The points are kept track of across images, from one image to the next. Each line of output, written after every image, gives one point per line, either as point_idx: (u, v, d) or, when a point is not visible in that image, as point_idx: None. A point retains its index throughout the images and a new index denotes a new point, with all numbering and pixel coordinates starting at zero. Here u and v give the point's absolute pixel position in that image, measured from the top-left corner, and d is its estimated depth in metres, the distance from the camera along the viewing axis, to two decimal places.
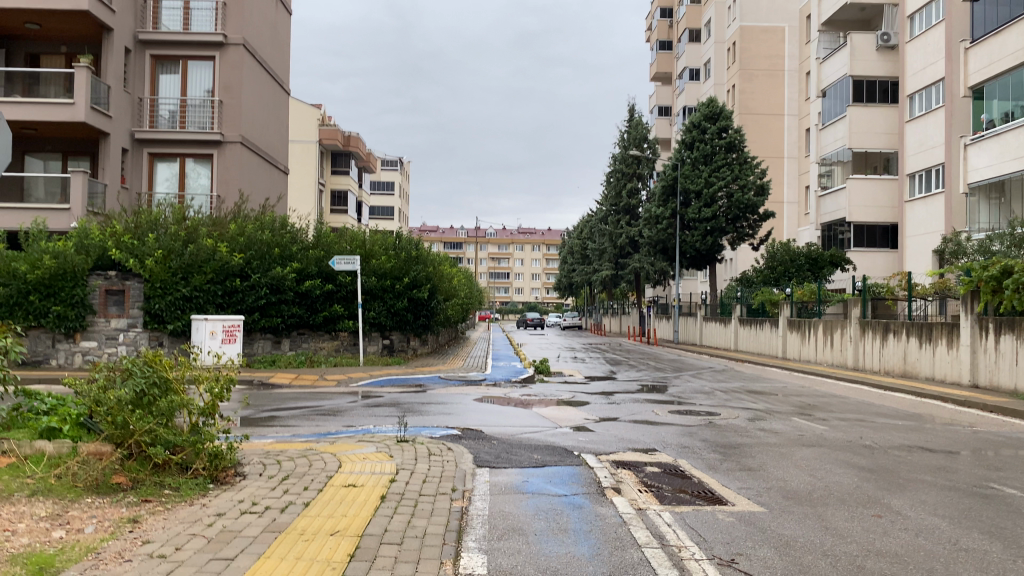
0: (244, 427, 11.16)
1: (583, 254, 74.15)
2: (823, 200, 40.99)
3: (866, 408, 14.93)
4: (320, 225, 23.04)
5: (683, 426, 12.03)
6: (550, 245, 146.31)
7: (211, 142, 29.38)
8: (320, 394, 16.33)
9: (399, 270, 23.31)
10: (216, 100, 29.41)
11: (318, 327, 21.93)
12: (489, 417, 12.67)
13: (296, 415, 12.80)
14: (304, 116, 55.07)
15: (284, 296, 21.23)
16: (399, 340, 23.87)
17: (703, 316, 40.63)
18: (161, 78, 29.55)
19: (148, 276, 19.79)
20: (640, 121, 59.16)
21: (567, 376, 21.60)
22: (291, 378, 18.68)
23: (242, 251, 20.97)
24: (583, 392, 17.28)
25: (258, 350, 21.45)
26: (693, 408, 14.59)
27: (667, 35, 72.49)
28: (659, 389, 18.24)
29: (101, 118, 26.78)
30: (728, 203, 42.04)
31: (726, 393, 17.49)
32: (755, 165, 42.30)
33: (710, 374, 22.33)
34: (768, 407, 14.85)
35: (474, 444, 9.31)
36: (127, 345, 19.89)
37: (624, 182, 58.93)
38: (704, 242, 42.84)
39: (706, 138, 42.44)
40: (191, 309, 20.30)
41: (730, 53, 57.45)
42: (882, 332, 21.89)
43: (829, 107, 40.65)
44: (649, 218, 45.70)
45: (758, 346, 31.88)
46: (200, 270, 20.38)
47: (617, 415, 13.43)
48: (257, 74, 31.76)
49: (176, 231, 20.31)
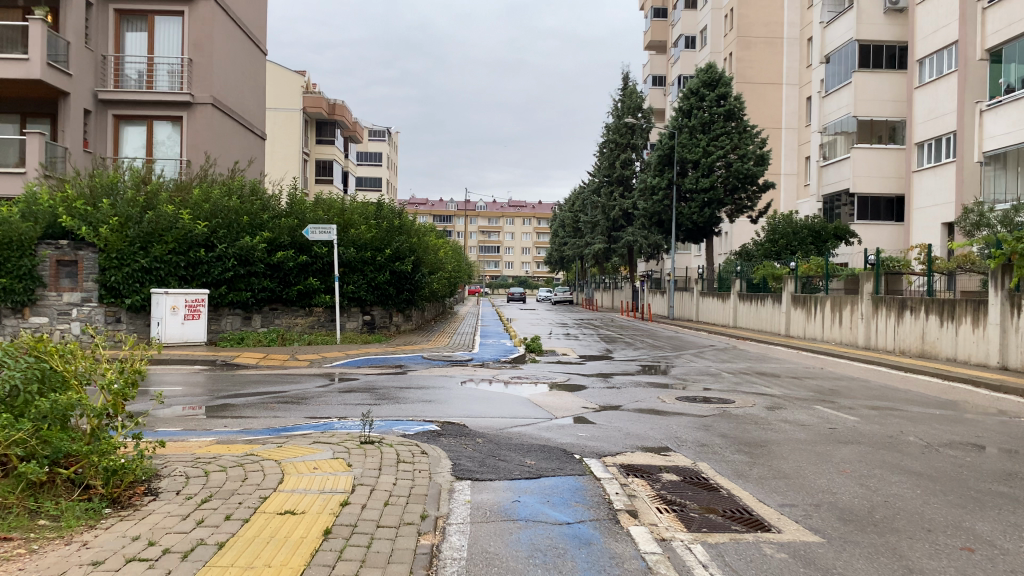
0: (182, 422, 9.53)
1: (574, 227, 72.43)
2: (825, 171, 39.46)
3: (892, 394, 13.46)
4: (295, 191, 21.44)
5: (696, 417, 10.54)
6: (541, 219, 144.55)
7: (181, 104, 27.49)
8: (288, 377, 14.80)
9: (380, 241, 21.87)
10: (186, 59, 27.47)
11: (293, 302, 20.47)
12: (473, 406, 11.14)
13: (255, 404, 11.24)
14: (288, 83, 52.96)
15: (253, 268, 19.70)
16: (381, 316, 22.51)
17: (700, 291, 39.23)
18: (127, 36, 27.61)
19: (103, 246, 18.11)
20: (634, 89, 57.33)
21: (561, 355, 20.13)
22: (259, 358, 17.08)
23: (207, 220, 19.26)
24: (579, 374, 15.81)
25: (227, 327, 19.83)
26: (702, 393, 13.12)
27: (662, 2, 70.43)
28: (660, 371, 16.76)
29: (59, 76, 24.89)
30: (727, 173, 40.43)
31: (734, 375, 16.00)
32: (755, 135, 40.62)
33: (713, 354, 20.89)
34: (785, 393, 13.37)
35: (454, 445, 7.77)
36: (81, 321, 18.28)
37: (617, 153, 57.47)
38: (701, 214, 41.38)
39: (704, 106, 40.58)
40: (151, 283, 18.61)
41: (727, 20, 55.60)
42: (897, 310, 20.47)
43: (832, 74, 39.03)
44: (644, 189, 44.14)
45: (759, 323, 30.52)
46: (159, 239, 18.66)
47: (619, 402, 11.93)
48: (230, 31, 29.80)
49: (134, 197, 18.57)
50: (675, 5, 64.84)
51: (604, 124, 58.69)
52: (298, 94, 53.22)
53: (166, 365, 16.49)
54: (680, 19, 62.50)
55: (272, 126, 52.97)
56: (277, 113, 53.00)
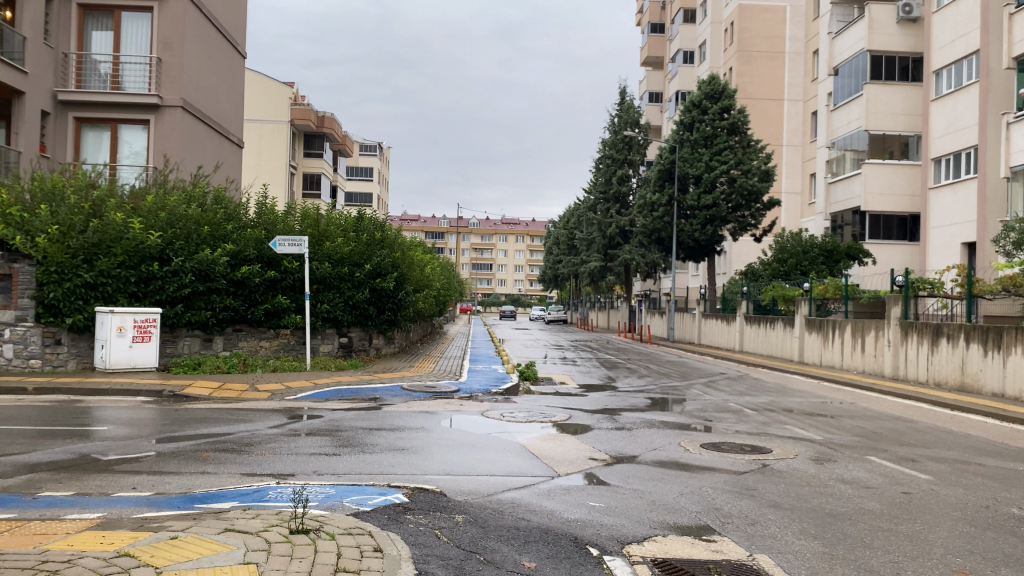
0: (77, 484, 7.35)
1: (569, 244, 70.61)
2: (833, 188, 37.65)
3: (948, 440, 11.42)
4: (265, 201, 19.45)
5: (732, 478, 8.49)
6: (534, 237, 142.99)
7: (148, 106, 25.41)
8: (243, 413, 12.66)
9: (359, 256, 19.90)
10: (154, 58, 25.41)
11: (260, 323, 18.46)
12: (455, 458, 9.06)
13: (185, 453, 9.07)
14: (276, 95, 50.98)
15: (215, 284, 17.64)
16: (359, 339, 20.47)
17: (702, 312, 37.25)
18: (92, 33, 25.59)
19: (41, 258, 15.92)
20: (632, 103, 55.86)
21: (558, 384, 18.07)
22: (214, 389, 14.90)
23: (161, 230, 17.16)
24: (580, 409, 13.72)
25: (184, 350, 17.73)
26: (729, 438, 11.05)
27: (659, 17, 69.14)
28: (671, 406, 14.70)
29: (12, 73, 22.76)
30: (730, 189, 38.55)
31: (757, 413, 13.94)
32: (759, 149, 38.84)
33: (726, 384, 18.85)
34: (826, 438, 11.28)
35: (424, 532, 5.64)
36: (15, 344, 15.90)
37: (614, 169, 55.81)
38: (703, 232, 39.37)
39: (706, 118, 38.87)
40: (96, 300, 16.48)
41: (727, 35, 54.14)
42: (931, 337, 18.48)
43: (840, 87, 37.41)
44: (643, 205, 42.23)
45: (769, 348, 28.55)
46: (107, 251, 16.57)
47: (634, 451, 9.82)
48: (205, 31, 27.84)
49: (77, 203, 16.41)
50: (674, 20, 63.41)
51: (600, 140, 57.12)
52: (286, 106, 51.24)
53: (103, 397, 14.28)
54: (678, 33, 61.07)
55: (257, 139, 50.88)
56: (264, 126, 50.91)
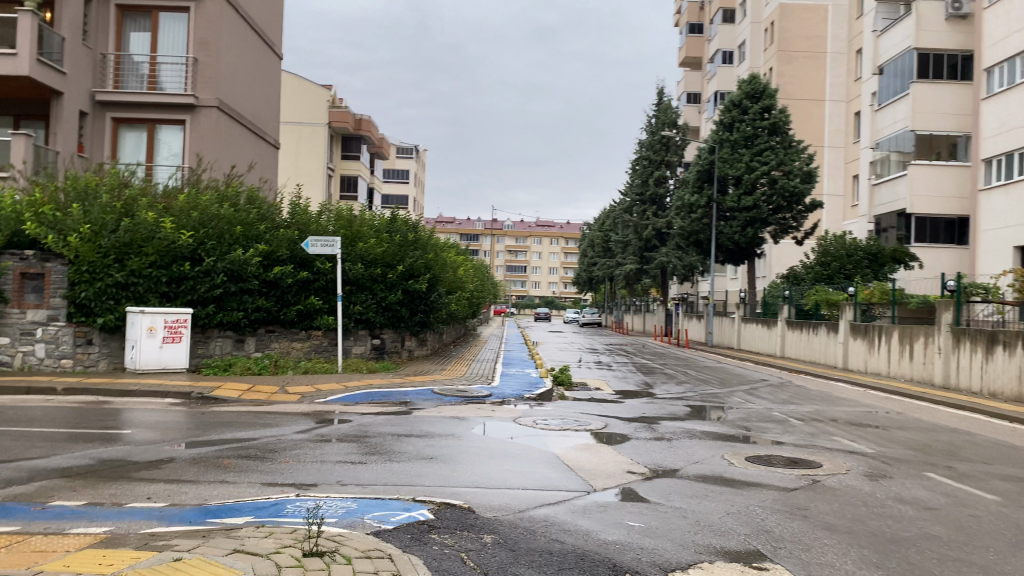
0: (91, 493, 7.04)
1: (604, 247, 69.91)
2: (877, 189, 36.61)
3: (1012, 456, 10.70)
4: (298, 201, 19.23)
5: (780, 496, 7.94)
6: (569, 239, 142.41)
7: (184, 106, 25.39)
8: (271, 417, 12.37)
9: (391, 257, 19.62)
10: (190, 58, 25.38)
11: (292, 324, 18.25)
12: (485, 469, 8.62)
13: (207, 459, 8.76)
14: (314, 98, 51.17)
15: (247, 284, 17.45)
16: (391, 341, 20.17)
17: (742, 317, 36.43)
18: (130, 34, 25.69)
19: (73, 257, 15.84)
20: (670, 103, 55.36)
21: (594, 390, 17.57)
22: (243, 391, 14.65)
23: (193, 229, 16.99)
24: (617, 417, 13.21)
25: (216, 351, 17.53)
26: (775, 451, 10.47)
27: (697, 17, 68.21)
28: (712, 415, 14.12)
29: (51, 73, 22.88)
30: (771, 190, 37.66)
31: (803, 423, 13.30)
32: (802, 150, 37.90)
33: (769, 392, 18.19)
34: (880, 452, 10.63)
35: (450, 556, 5.19)
36: (47, 343, 15.84)
37: (651, 170, 55.16)
38: (743, 234, 38.52)
39: (747, 118, 38.05)
40: (128, 300, 16.35)
41: (768, 34, 53.10)
42: (986, 344, 17.61)
43: (886, 86, 36.35)
44: (682, 207, 41.48)
45: (811, 354, 27.73)
46: (138, 251, 16.42)
47: (675, 465, 9.30)
48: (241, 31, 27.80)
49: (110, 202, 16.29)
50: (712, 20, 62.44)
51: (637, 141, 56.46)
52: (323, 108, 51.39)
53: (132, 398, 14.10)
54: (716, 33, 60.14)
55: (294, 140, 51.02)
56: (301, 128, 51.08)
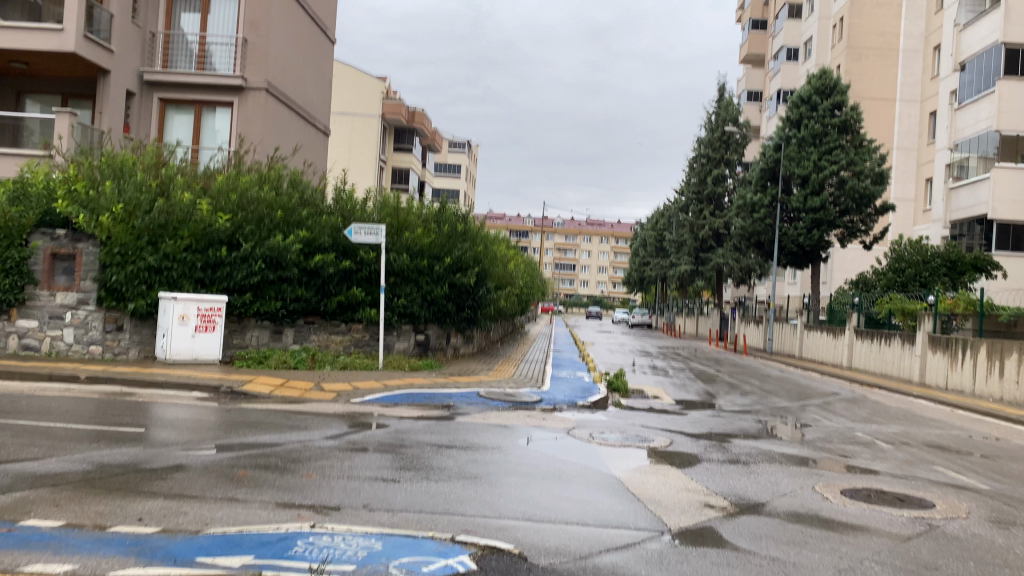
0: (74, 511, 5.97)
1: (658, 246, 68.19)
2: (955, 193, 34.34)
3: None
4: (342, 186, 18.21)
5: (897, 546, 6.51)
6: (619, 238, 140.40)
7: (232, 87, 24.62)
8: (301, 418, 11.31)
9: (439, 248, 18.48)
10: (239, 38, 24.59)
11: (332, 316, 17.24)
12: (537, 495, 7.38)
13: (220, 469, 7.67)
14: (367, 88, 50.52)
15: (286, 272, 16.50)
16: (436, 337, 18.97)
17: (806, 324, 34.55)
18: (180, 14, 25.04)
19: (105, 238, 15.01)
20: (731, 100, 53.51)
21: (652, 399, 16.20)
22: (275, 387, 13.61)
23: (231, 213, 16.07)
24: (683, 432, 11.86)
25: (252, 342, 16.64)
26: (872, 484, 9.00)
27: (761, 13, 65.99)
28: (789, 435, 12.63)
29: (98, 50, 22.30)
30: (840, 191, 35.65)
31: (894, 448, 11.74)
32: (874, 149, 35.82)
33: (845, 409, 16.57)
34: (997, 490, 9.06)
35: None
36: (76, 328, 15.14)
37: (710, 168, 53.44)
38: (809, 237, 36.55)
39: (816, 114, 36.11)
40: (160, 285, 15.50)
41: (837, 29, 50.76)
42: None
43: (968, 83, 34.09)
44: (743, 206, 39.70)
45: (883, 367, 25.91)
46: (173, 234, 15.53)
47: (762, 498, 7.94)
48: (292, 12, 26.93)
49: (145, 182, 15.40)
50: (777, 15, 60.17)
51: (696, 137, 54.70)
52: (377, 99, 50.67)
53: (159, 390, 13.20)
54: (781, 28, 57.90)
55: (347, 131, 50.38)
56: (354, 118, 50.43)
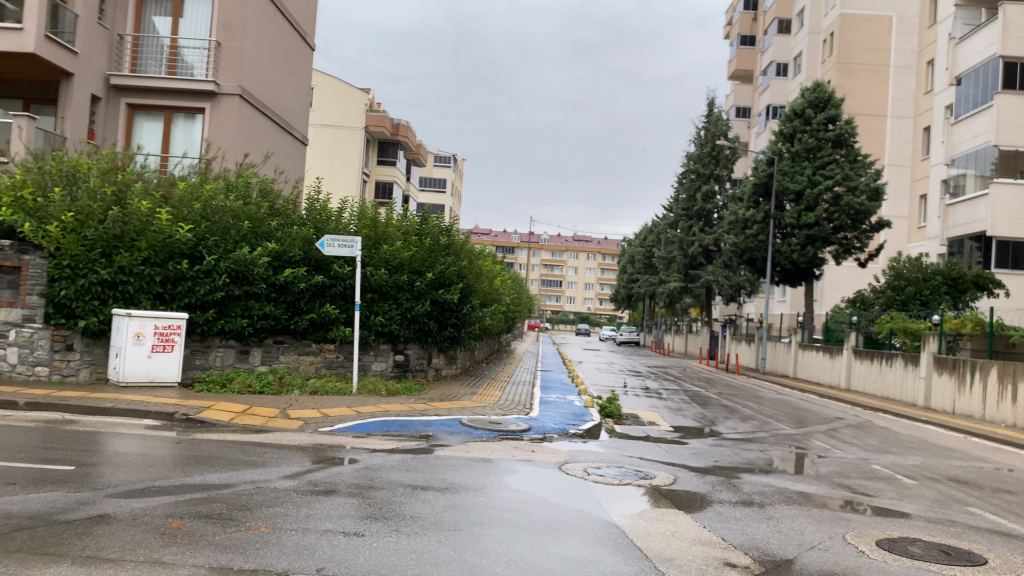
0: None
1: (646, 263, 67.27)
2: (952, 210, 33.53)
3: None
4: (317, 195, 17.03)
5: None
6: (606, 255, 139.57)
7: (204, 93, 23.41)
8: (261, 451, 10.05)
9: (420, 263, 17.41)
10: (214, 41, 23.45)
11: (303, 334, 16.05)
12: (525, 552, 6.20)
13: (149, 521, 6.44)
14: (352, 101, 49.35)
15: (253, 288, 15.29)
16: (416, 357, 17.85)
17: (800, 342, 33.56)
18: (150, 17, 23.93)
19: (53, 249, 13.76)
20: (720, 115, 52.89)
21: (647, 425, 15.02)
22: (235, 414, 12.34)
23: (194, 223, 14.81)
24: (683, 467, 10.69)
25: (216, 363, 15.38)
26: (908, 531, 7.85)
27: (750, 29, 65.52)
28: (801, 469, 11.48)
29: (61, 52, 21.06)
30: (835, 207, 34.78)
31: (918, 484, 10.61)
32: (869, 164, 34.99)
33: (854, 436, 15.45)
34: None
35: None
36: (21, 347, 13.81)
37: (699, 184, 52.65)
38: (802, 253, 35.68)
39: (810, 129, 35.33)
40: (115, 302, 14.28)
41: (826, 45, 50.19)
42: None
43: (964, 98, 33.43)
44: (735, 222, 38.82)
45: (884, 389, 24.92)
46: (129, 245, 14.32)
47: (788, 552, 6.80)
48: (270, 17, 25.83)
49: (98, 188, 14.14)
50: (766, 31, 59.68)
51: (685, 153, 53.98)
52: (362, 112, 49.50)
53: (106, 417, 11.90)
54: (770, 44, 57.36)
55: (331, 144, 49.14)
56: (338, 132, 49.26)
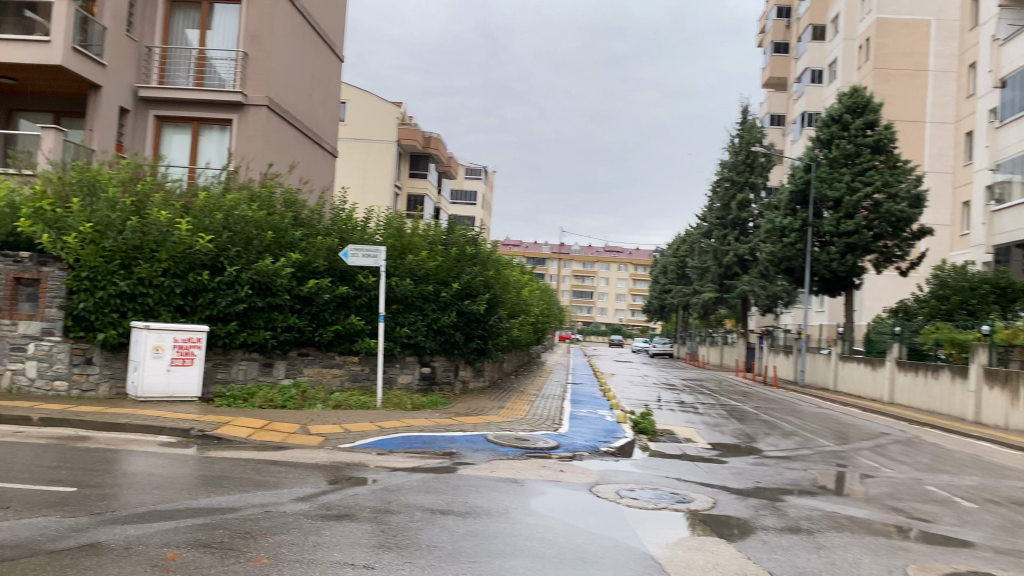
0: None
1: (679, 273, 66.30)
2: (997, 217, 32.30)
3: None
4: (342, 205, 16.65)
5: None
6: (638, 265, 138.36)
7: (231, 104, 23.23)
8: (276, 469, 9.59)
9: (446, 273, 16.95)
10: (240, 52, 23.25)
11: (327, 347, 15.66)
12: None
13: (146, 551, 5.96)
14: (383, 114, 49.22)
15: (276, 299, 14.92)
16: (443, 370, 17.36)
17: (840, 354, 32.53)
18: (179, 28, 23.84)
19: (73, 261, 13.52)
20: (754, 122, 51.96)
21: (683, 442, 14.31)
22: (254, 430, 11.91)
23: (215, 233, 14.46)
24: (721, 488, 10.02)
25: (238, 376, 14.99)
26: (976, 564, 7.12)
27: (783, 36, 64.45)
28: (849, 490, 10.72)
29: (88, 64, 21.00)
30: (875, 215, 33.75)
31: (980, 508, 9.81)
32: (911, 170, 33.92)
33: (904, 454, 14.61)
34: None
35: None
36: (40, 362, 13.55)
37: (733, 192, 51.70)
38: (842, 262, 34.64)
39: (848, 134, 34.37)
40: (134, 314, 13.99)
41: (862, 51, 49.07)
42: None
43: (1008, 101, 32.28)
44: (771, 231, 37.89)
45: (931, 403, 23.87)
46: (149, 256, 14.01)
47: None
48: (298, 27, 25.65)
49: (117, 198, 13.88)
50: (800, 37, 58.65)
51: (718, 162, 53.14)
52: (393, 125, 49.33)
53: (121, 433, 11.54)
54: (805, 50, 56.30)
55: (362, 158, 49.02)
56: (369, 145, 49.15)
